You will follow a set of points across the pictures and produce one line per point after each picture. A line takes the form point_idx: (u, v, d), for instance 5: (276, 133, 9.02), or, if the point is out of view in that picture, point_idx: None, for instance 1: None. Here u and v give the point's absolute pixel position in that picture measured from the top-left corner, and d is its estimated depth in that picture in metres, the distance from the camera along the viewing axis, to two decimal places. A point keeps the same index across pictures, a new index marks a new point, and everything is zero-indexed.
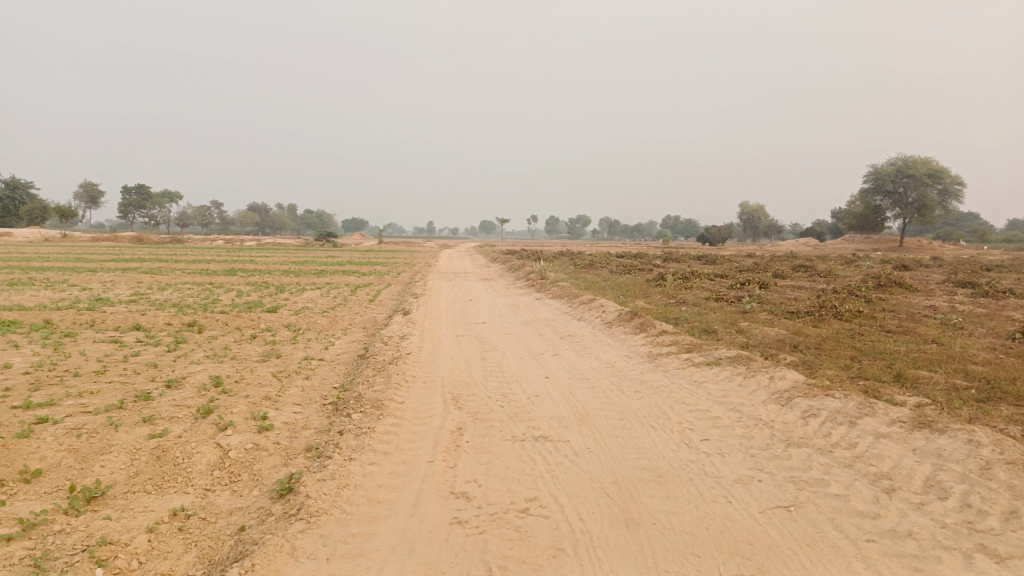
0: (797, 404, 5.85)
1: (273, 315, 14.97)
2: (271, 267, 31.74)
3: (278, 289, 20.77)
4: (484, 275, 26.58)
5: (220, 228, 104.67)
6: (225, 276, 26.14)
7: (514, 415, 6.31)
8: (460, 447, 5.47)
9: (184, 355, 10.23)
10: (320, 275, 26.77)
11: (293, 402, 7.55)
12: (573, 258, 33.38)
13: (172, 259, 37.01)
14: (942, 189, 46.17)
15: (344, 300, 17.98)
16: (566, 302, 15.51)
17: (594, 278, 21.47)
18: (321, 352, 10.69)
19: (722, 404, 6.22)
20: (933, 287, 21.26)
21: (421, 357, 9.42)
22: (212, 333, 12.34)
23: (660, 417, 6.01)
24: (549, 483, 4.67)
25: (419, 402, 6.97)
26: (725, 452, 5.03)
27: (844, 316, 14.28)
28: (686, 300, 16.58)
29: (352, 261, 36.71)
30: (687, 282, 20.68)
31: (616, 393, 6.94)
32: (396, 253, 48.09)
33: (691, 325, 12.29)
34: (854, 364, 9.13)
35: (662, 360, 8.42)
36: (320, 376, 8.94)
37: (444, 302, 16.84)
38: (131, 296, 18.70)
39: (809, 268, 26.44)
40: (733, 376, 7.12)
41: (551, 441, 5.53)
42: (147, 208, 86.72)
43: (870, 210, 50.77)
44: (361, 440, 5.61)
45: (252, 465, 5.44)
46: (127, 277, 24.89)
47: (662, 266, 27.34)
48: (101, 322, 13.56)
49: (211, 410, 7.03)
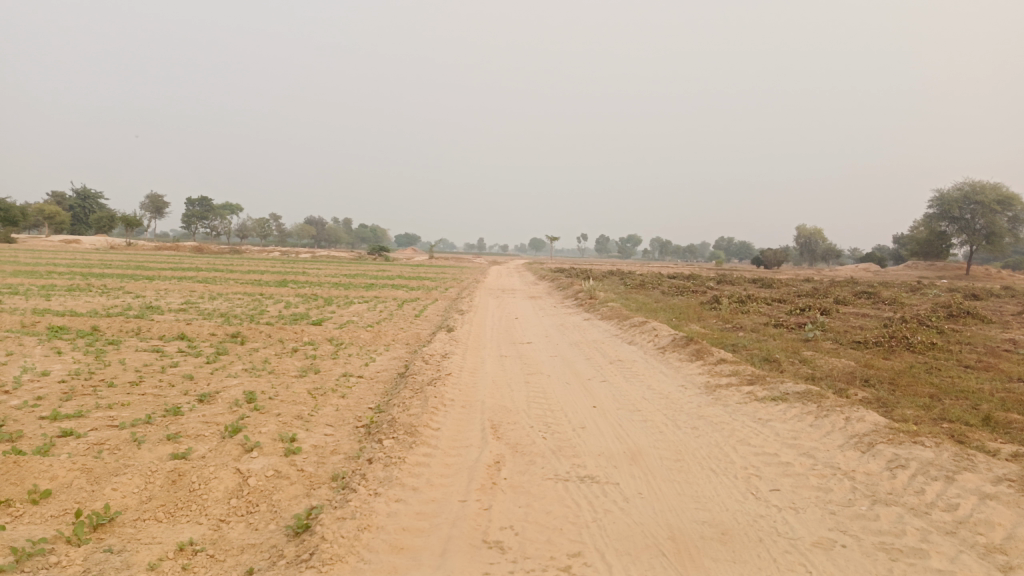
0: (881, 452, 5.15)
1: (316, 328, 14.73)
2: (322, 279, 31.91)
3: (325, 302, 20.63)
4: (532, 293, 26.09)
5: (277, 239, 107.17)
6: (275, 286, 26.31)
7: (558, 450, 5.76)
8: (496, 486, 4.95)
9: (222, 368, 9.98)
10: (368, 288, 26.65)
11: (326, 423, 7.15)
12: (624, 277, 32.63)
13: (227, 268, 37.68)
14: (1013, 216, 43.96)
15: (389, 314, 17.68)
16: (615, 324, 14.87)
17: (646, 299, 20.78)
18: (360, 369, 10.32)
19: (792, 447, 5.56)
20: (1010, 319, 19.87)
21: (461, 378, 8.94)
22: (253, 345, 12.12)
23: (721, 459, 5.38)
24: (596, 536, 4.11)
25: (456, 429, 6.48)
26: (799, 507, 4.39)
27: (916, 348, 13.27)
28: (743, 326, 15.75)
29: (399, 275, 36.68)
30: (743, 306, 19.79)
31: (671, 428, 6.32)
32: (445, 269, 47.72)
33: (749, 353, 11.55)
34: (935, 403, 8.28)
35: (721, 392, 7.76)
36: (357, 395, 8.53)
37: (489, 320, 16.38)
38: (181, 304, 18.82)
39: (872, 295, 25.13)
40: (803, 415, 6.42)
41: (598, 483, 4.97)
42: (207, 218, 89.13)
43: (935, 236, 48.65)
44: (389, 471, 5.13)
45: (271, 494, 5.02)
46: (180, 285, 25.19)
47: (716, 288, 26.47)
48: (146, 330, 13.49)
49: (238, 429, 6.67)
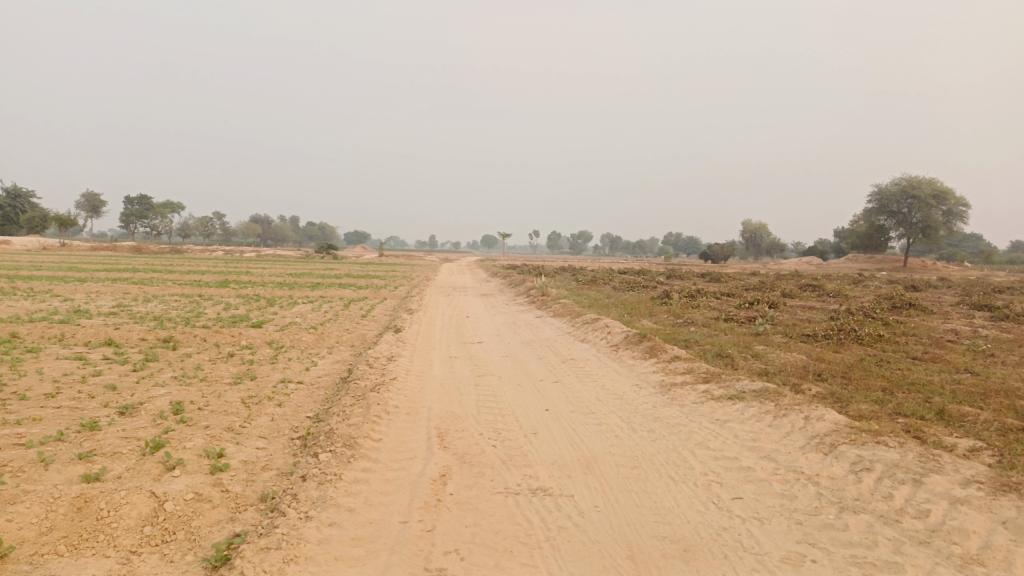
0: (844, 453, 4.93)
1: (256, 331, 14.05)
2: (267, 279, 30.92)
3: (267, 303, 19.81)
4: (483, 290, 25.70)
5: (222, 238, 104.41)
6: (217, 287, 25.31)
7: (508, 459, 5.39)
8: (441, 503, 4.55)
9: (149, 376, 9.31)
10: (314, 287, 25.84)
11: (259, 435, 6.65)
12: (575, 274, 32.49)
13: (168, 269, 36.29)
14: (947, 210, 45.34)
15: (334, 315, 17.03)
16: (568, 321, 14.59)
17: (598, 296, 20.60)
18: (301, 374, 9.76)
19: (752, 450, 5.31)
20: (948, 309, 20.34)
21: (407, 382, 8.51)
22: (187, 351, 11.41)
23: (679, 465, 5.09)
24: (550, 559, 3.75)
25: (399, 440, 6.05)
26: (764, 517, 4.12)
27: (865, 341, 13.33)
28: (694, 321, 15.64)
29: (346, 274, 35.82)
30: (694, 301, 19.73)
31: (626, 432, 6.01)
32: (395, 267, 46.83)
33: (702, 349, 11.39)
34: (889, 397, 8.20)
35: (676, 391, 7.50)
36: (295, 403, 8.02)
37: (439, 319, 15.92)
38: (113, 308, 17.83)
39: (817, 287, 25.46)
40: (761, 415, 6.19)
41: (552, 496, 4.62)
42: (148, 218, 86.00)
43: (874, 229, 50.04)
44: (323, 491, 4.69)
45: (190, 521, 4.52)
46: (113, 287, 23.91)
47: (667, 283, 26.53)
48: (70, 337, 12.61)
49: (160, 445, 6.10)
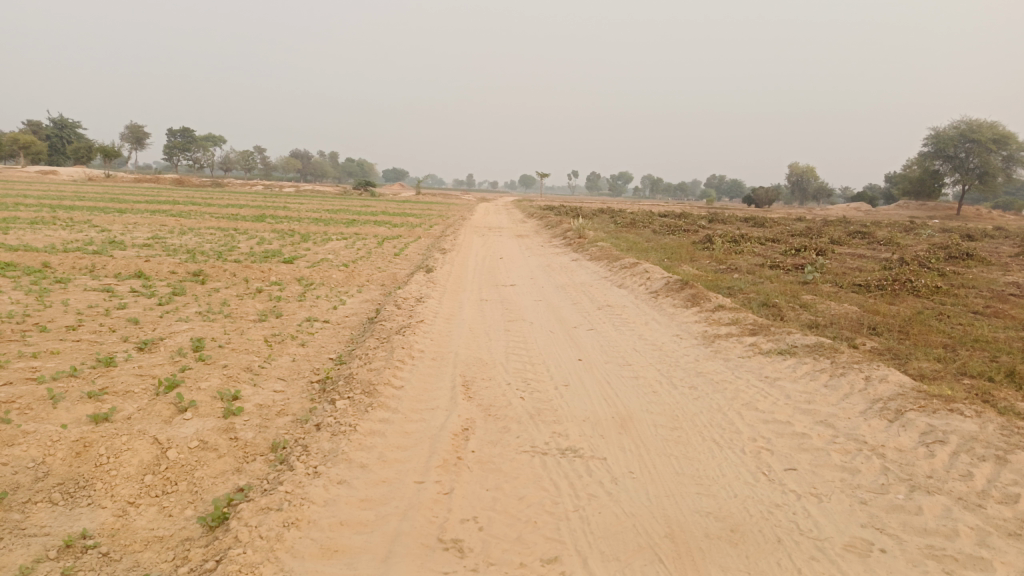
0: (911, 422, 4.39)
1: (286, 267, 13.79)
2: (303, 214, 30.74)
3: (300, 239, 19.54)
4: (520, 231, 25.16)
5: (262, 172, 104.82)
6: (253, 221, 25.17)
7: (537, 414, 4.99)
8: (461, 462, 4.17)
9: (173, 311, 9.06)
10: (348, 224, 25.54)
11: (277, 376, 6.36)
12: (613, 216, 31.70)
13: (206, 202, 36.32)
14: (1007, 155, 42.95)
15: (367, 253, 16.68)
16: (605, 265, 14.02)
17: (636, 238, 19.91)
18: (327, 313, 9.45)
19: (806, 414, 4.80)
20: (1008, 260, 19.18)
21: (435, 325, 8.13)
22: (214, 286, 11.19)
23: (724, 428, 4.62)
24: (578, 534, 3.35)
25: (422, 388, 5.68)
26: (821, 493, 3.65)
27: (921, 294, 12.52)
28: (738, 267, 14.92)
29: (383, 211, 35.54)
30: (737, 246, 18.88)
31: (666, 388, 5.53)
32: (432, 206, 46.37)
33: (746, 297, 10.78)
34: (952, 354, 7.55)
35: (720, 344, 6.98)
36: (318, 343, 7.72)
37: (471, 260, 15.49)
38: (148, 240, 17.74)
39: (866, 235, 24.28)
40: (816, 373, 5.66)
41: (583, 459, 4.20)
42: (190, 151, 86.32)
43: (928, 175, 47.71)
44: (336, 444, 4.35)
45: (193, 471, 4.23)
46: (150, 219, 23.92)
47: (709, 227, 25.58)
48: (101, 268, 12.49)
49: (174, 385, 5.82)
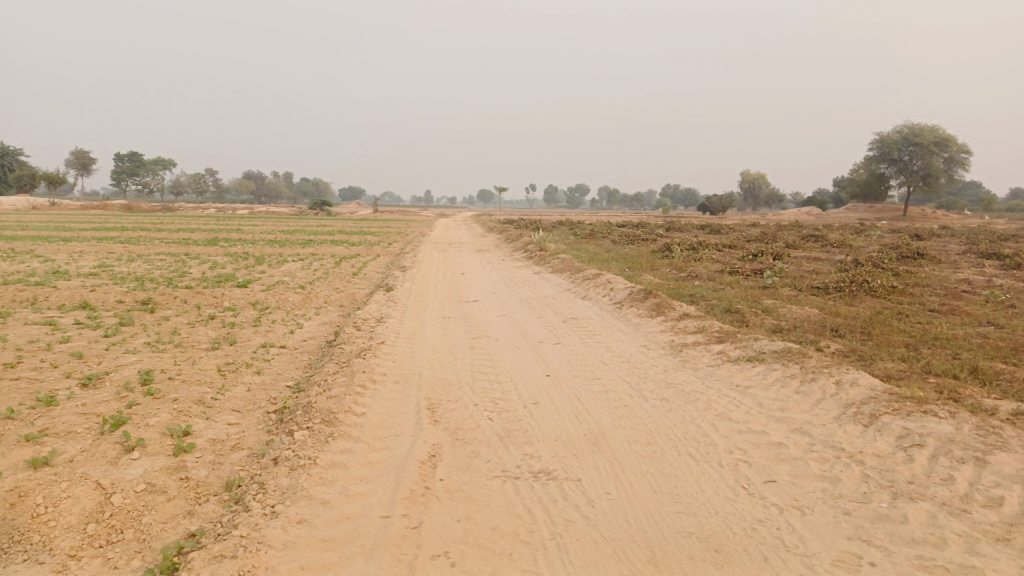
0: (887, 426, 4.32)
1: (240, 291, 13.37)
2: (258, 236, 30.08)
3: (256, 262, 19.06)
4: (480, 246, 24.96)
5: (215, 196, 102.88)
6: (205, 246, 24.50)
7: (507, 435, 4.80)
8: (429, 492, 3.95)
9: (120, 342, 8.64)
10: (304, 245, 24.99)
11: (232, 408, 6.06)
12: (572, 227, 31.73)
13: (158, 227, 35.34)
14: (948, 156, 44.35)
15: (324, 274, 16.32)
16: (567, 278, 13.92)
17: (596, 250, 19.89)
18: (283, 338, 9.12)
19: (781, 422, 4.71)
20: (956, 258, 19.69)
21: (397, 346, 7.89)
22: (165, 314, 10.75)
23: (700, 441, 4.49)
24: (555, 564, 3.16)
25: (385, 413, 5.45)
26: (804, 506, 3.53)
27: (878, 294, 12.68)
28: (699, 275, 14.96)
29: (340, 231, 35.01)
30: (697, 254, 19.00)
31: (637, 402, 5.40)
32: (391, 223, 46.00)
33: (709, 304, 10.77)
34: (915, 353, 7.58)
35: (688, 353, 6.89)
36: (275, 370, 7.42)
37: (432, 277, 15.25)
38: (94, 269, 17.07)
39: (820, 238, 24.70)
40: (786, 379, 5.58)
41: (557, 482, 4.02)
42: (139, 176, 84.26)
43: (875, 178, 49.03)
44: (295, 480, 4.10)
45: (140, 518, 3.92)
46: (97, 247, 23.10)
47: (667, 236, 25.75)
48: (43, 300, 11.93)
49: (120, 423, 5.48)
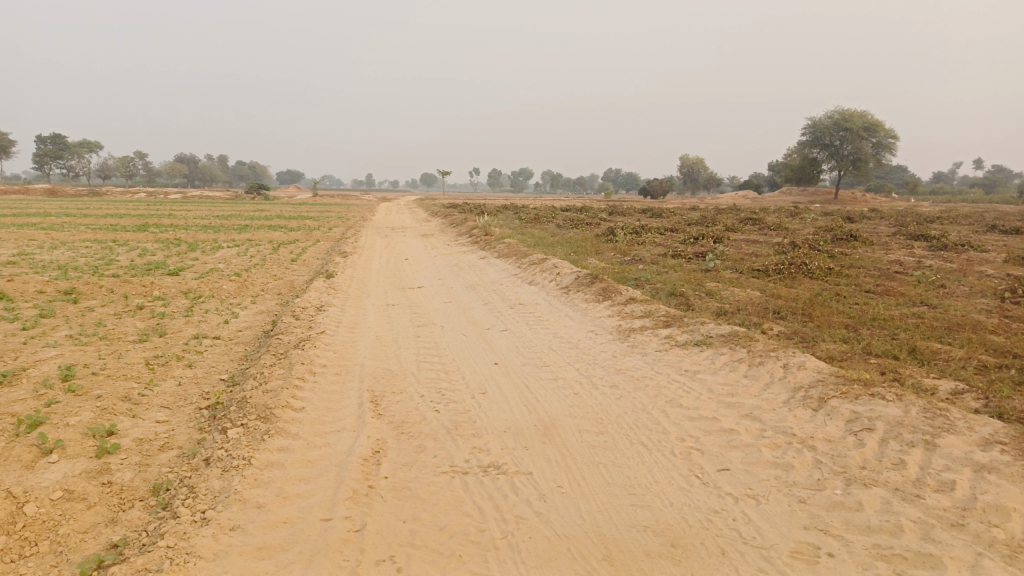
0: (836, 410, 4.32)
1: (172, 280, 12.75)
2: (191, 222, 28.93)
3: (189, 248, 18.25)
4: (423, 230, 24.61)
5: (146, 179, 98.94)
6: (134, 232, 23.40)
7: (454, 428, 4.62)
8: (373, 492, 3.75)
9: (39, 335, 8.08)
10: (240, 230, 24.13)
11: (160, 405, 5.70)
12: (516, 211, 31.56)
13: (83, 212, 33.64)
14: (876, 141, 45.89)
15: (262, 261, 15.74)
16: (513, 262, 13.77)
17: (541, 234, 19.78)
18: (217, 329, 8.70)
19: (731, 408, 4.66)
20: (887, 240, 20.33)
21: (338, 336, 7.60)
22: (90, 305, 10.14)
23: (651, 429, 4.40)
24: (508, 565, 3.02)
25: (326, 407, 5.21)
26: (759, 495, 3.47)
27: (816, 276, 12.94)
28: (643, 258, 15.01)
29: (279, 215, 33.97)
30: (640, 237, 19.10)
31: (587, 389, 5.29)
32: (331, 208, 44.89)
33: (654, 288, 10.78)
34: (856, 334, 7.71)
35: (636, 338, 6.83)
36: (208, 363, 7.05)
37: (374, 263, 14.88)
38: (12, 257, 16.04)
39: (757, 221, 25.18)
40: (735, 364, 5.56)
41: (507, 476, 3.87)
42: (63, 159, 80.13)
43: (808, 162, 50.39)
44: (228, 483, 3.84)
45: (56, 528, 3.58)
46: (15, 234, 21.76)
47: (610, 220, 25.88)
48: None
49: (36, 423, 5.06)
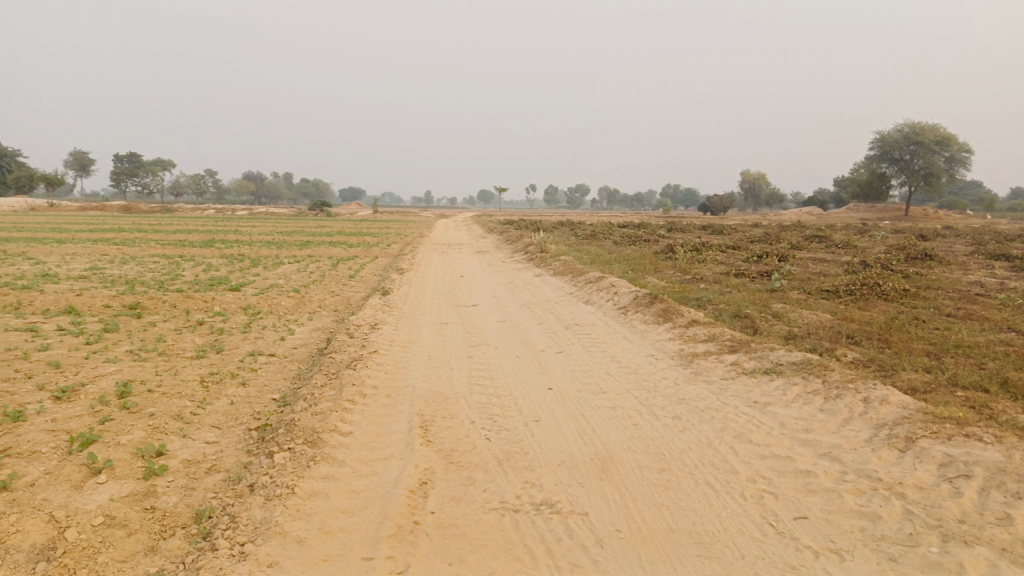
0: (926, 452, 3.91)
1: (232, 295, 12.91)
2: (255, 237, 29.59)
3: (251, 264, 18.58)
4: (479, 247, 24.55)
5: (215, 196, 102.50)
6: (200, 247, 24.00)
7: (505, 459, 4.38)
8: (418, 528, 3.54)
9: (102, 351, 8.19)
10: (301, 247, 24.53)
11: (212, 425, 5.63)
12: (572, 228, 31.26)
13: (153, 228, 34.81)
14: (950, 156, 43.94)
15: (320, 277, 15.87)
16: (569, 280, 13.49)
17: (598, 251, 19.46)
18: (272, 346, 8.69)
19: (806, 447, 4.29)
20: (965, 259, 19.24)
21: (390, 355, 7.47)
22: (152, 320, 10.30)
23: (719, 468, 4.07)
24: None
25: (375, 432, 5.04)
26: (843, 549, 3.12)
27: (890, 298, 12.24)
28: (704, 277, 14.52)
29: (339, 231, 34.48)
30: (700, 255, 18.57)
31: (647, 420, 4.98)
32: (389, 223, 45.48)
33: (717, 309, 10.35)
34: (939, 363, 7.15)
35: (700, 364, 6.47)
36: (261, 382, 7.00)
37: (430, 280, 14.82)
38: (85, 272, 16.56)
39: (823, 238, 24.25)
40: (809, 396, 5.16)
41: (561, 516, 3.60)
42: (138, 176, 83.56)
43: (876, 177, 48.62)
44: (270, 513, 3.68)
45: (96, 555, 3.48)
46: (89, 249, 22.60)
47: (669, 236, 25.34)
48: (28, 303, 11.41)
49: (89, 441, 5.03)
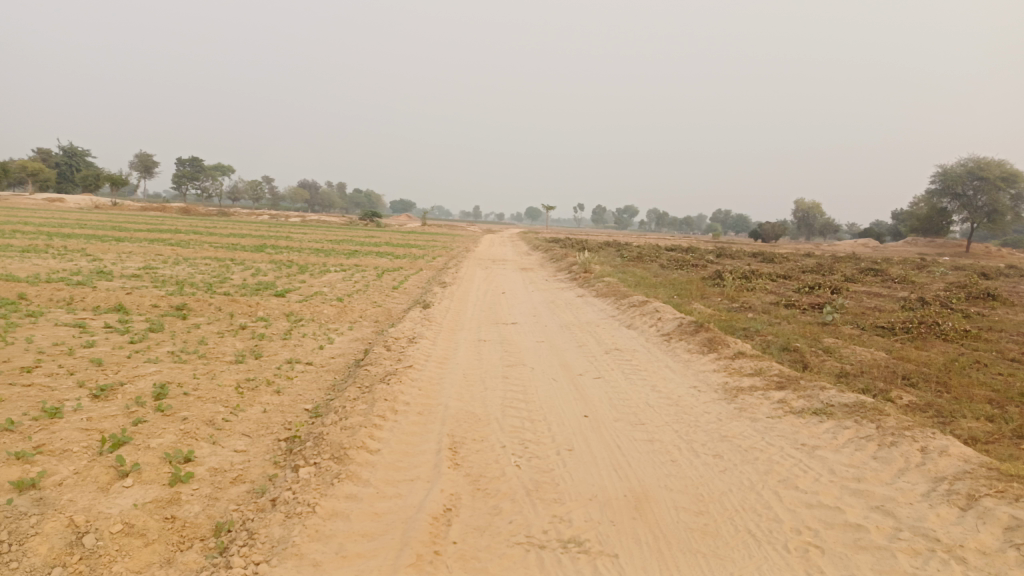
0: (990, 513, 3.60)
1: (276, 301, 13.02)
2: (304, 244, 30.02)
3: (297, 271, 18.79)
4: (524, 264, 24.47)
5: (270, 202, 104.85)
6: (251, 252, 24.41)
7: (534, 490, 4.20)
8: (438, 559, 3.38)
9: (144, 350, 8.28)
10: (348, 255, 24.78)
11: (242, 433, 5.58)
12: (619, 249, 30.93)
13: (208, 231, 35.60)
14: (1016, 193, 42.27)
15: (363, 287, 15.94)
16: (613, 303, 13.25)
17: (644, 274, 19.16)
18: (310, 355, 8.68)
19: (858, 498, 4.01)
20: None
21: (426, 371, 7.36)
22: (196, 322, 10.41)
23: (761, 514, 3.83)
24: None
25: (403, 452, 4.91)
26: None
27: (950, 338, 11.67)
28: (753, 307, 14.12)
29: (386, 242, 34.76)
30: (749, 283, 18.10)
31: (686, 457, 4.75)
32: (437, 236, 45.73)
33: (765, 341, 10.00)
34: (1004, 411, 6.71)
35: (745, 399, 6.19)
36: (295, 391, 6.96)
37: (472, 295, 14.74)
38: (138, 270, 16.93)
39: (879, 272, 23.42)
40: (861, 441, 4.86)
41: (589, 557, 3.40)
42: (199, 179, 85.96)
43: (937, 212, 47.06)
44: (288, 533, 3.57)
45: (112, 564, 3.42)
46: (145, 249, 23.19)
47: (717, 262, 24.85)
48: (80, 299, 11.68)
49: (120, 443, 5.02)
